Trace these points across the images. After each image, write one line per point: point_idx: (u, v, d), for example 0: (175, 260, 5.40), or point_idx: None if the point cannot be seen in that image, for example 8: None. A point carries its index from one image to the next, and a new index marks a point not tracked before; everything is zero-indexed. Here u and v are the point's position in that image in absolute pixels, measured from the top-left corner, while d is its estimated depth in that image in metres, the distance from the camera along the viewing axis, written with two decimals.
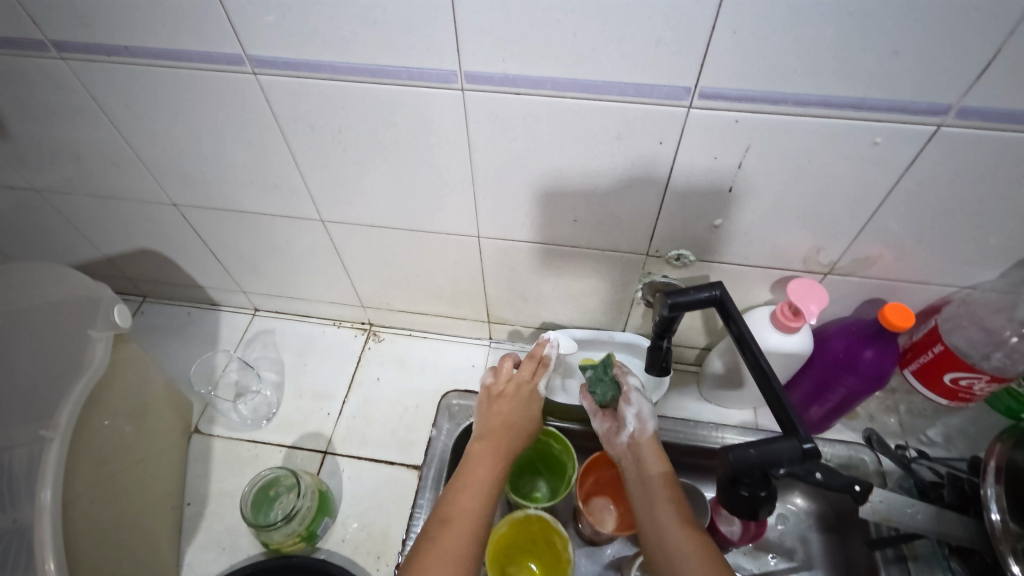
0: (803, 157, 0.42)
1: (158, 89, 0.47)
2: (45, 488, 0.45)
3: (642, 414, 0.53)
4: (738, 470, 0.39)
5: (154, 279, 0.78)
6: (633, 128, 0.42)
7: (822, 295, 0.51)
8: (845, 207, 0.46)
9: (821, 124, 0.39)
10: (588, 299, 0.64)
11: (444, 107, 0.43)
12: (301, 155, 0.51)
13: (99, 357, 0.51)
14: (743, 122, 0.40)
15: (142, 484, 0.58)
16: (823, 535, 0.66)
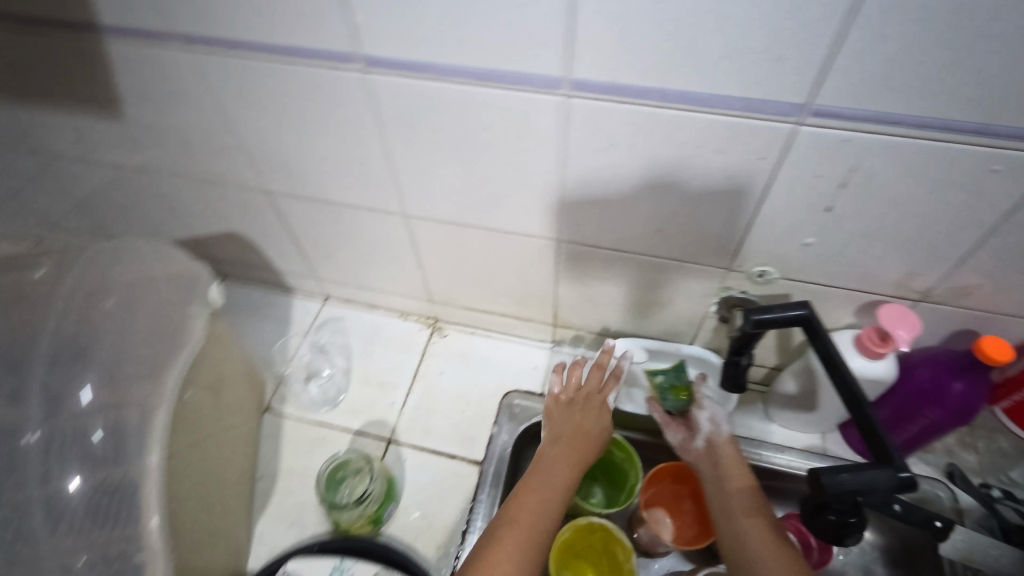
0: (912, 181, 0.41)
1: (272, 81, 0.50)
2: (153, 452, 0.47)
3: (717, 418, 0.55)
4: (832, 496, 0.39)
5: (236, 260, 0.82)
6: (734, 141, 0.42)
7: (914, 323, 0.49)
8: (949, 234, 0.44)
9: (937, 147, 0.38)
10: (660, 309, 0.64)
11: (546, 111, 0.44)
12: (395, 151, 0.53)
13: (197, 332, 0.54)
14: (852, 141, 0.39)
15: (222, 454, 0.61)
16: (887, 569, 0.64)
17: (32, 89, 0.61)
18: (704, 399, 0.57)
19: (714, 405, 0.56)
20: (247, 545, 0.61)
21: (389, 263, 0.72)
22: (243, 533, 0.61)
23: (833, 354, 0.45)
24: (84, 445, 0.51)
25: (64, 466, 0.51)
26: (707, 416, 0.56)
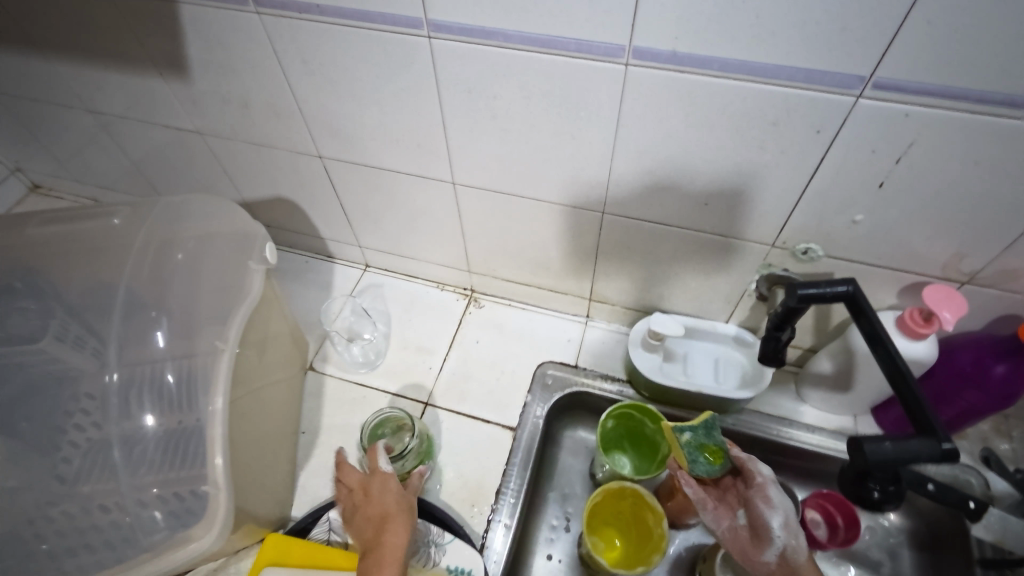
0: (970, 158, 0.41)
1: (336, 46, 0.52)
2: (218, 396, 0.52)
3: (790, 521, 0.48)
4: (875, 468, 0.39)
5: (283, 226, 0.87)
6: (792, 114, 0.42)
7: (960, 306, 0.49)
8: (1005, 214, 0.44)
9: (1000, 123, 0.38)
10: (696, 286, 0.65)
11: (606, 81, 0.45)
12: (450, 118, 0.55)
13: (256, 286, 0.60)
14: (912, 116, 0.39)
15: (270, 407, 0.64)
16: (915, 553, 0.65)
17: (104, 50, 0.64)
18: (772, 495, 0.49)
19: (779, 496, 0.49)
20: (291, 494, 0.64)
21: (431, 232, 0.75)
22: (287, 481, 0.64)
23: (878, 329, 0.46)
24: (156, 382, 0.53)
25: (133, 406, 0.53)
26: (781, 521, 0.47)
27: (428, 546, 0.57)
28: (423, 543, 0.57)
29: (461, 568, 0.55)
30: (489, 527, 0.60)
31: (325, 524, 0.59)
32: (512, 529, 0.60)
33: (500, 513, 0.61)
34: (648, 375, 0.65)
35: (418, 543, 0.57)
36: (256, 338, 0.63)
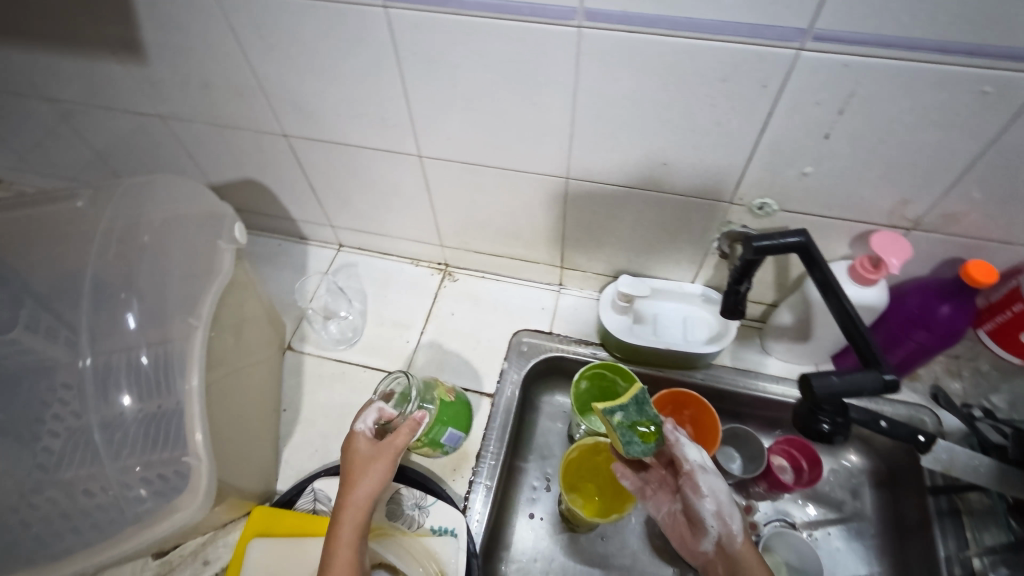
0: (907, 106, 0.43)
1: (292, 19, 0.52)
2: (193, 376, 0.51)
3: (721, 509, 0.51)
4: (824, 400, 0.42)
5: (254, 209, 0.86)
6: (740, 69, 0.44)
7: (905, 250, 0.52)
8: (942, 159, 0.46)
9: (933, 70, 0.40)
10: (662, 248, 0.67)
11: (561, 43, 0.46)
12: (412, 89, 0.56)
13: (227, 266, 0.58)
14: (852, 66, 0.41)
15: (248, 387, 0.65)
16: (875, 490, 0.69)
17: (54, 32, 0.62)
18: (700, 489, 0.52)
19: (709, 484, 0.52)
20: (275, 469, 0.66)
21: (402, 207, 0.76)
22: (271, 456, 0.65)
23: (829, 278, 0.50)
24: (133, 365, 0.54)
25: (111, 385, 0.54)
26: (710, 513, 0.51)
27: (413, 509, 0.59)
28: (408, 506, 0.59)
29: (445, 526, 0.57)
30: (471, 488, 0.62)
31: (310, 495, 0.59)
32: (492, 490, 0.62)
33: (481, 475, 0.63)
34: (617, 335, 0.68)
35: (404, 506, 0.59)
36: (230, 319, 0.63)
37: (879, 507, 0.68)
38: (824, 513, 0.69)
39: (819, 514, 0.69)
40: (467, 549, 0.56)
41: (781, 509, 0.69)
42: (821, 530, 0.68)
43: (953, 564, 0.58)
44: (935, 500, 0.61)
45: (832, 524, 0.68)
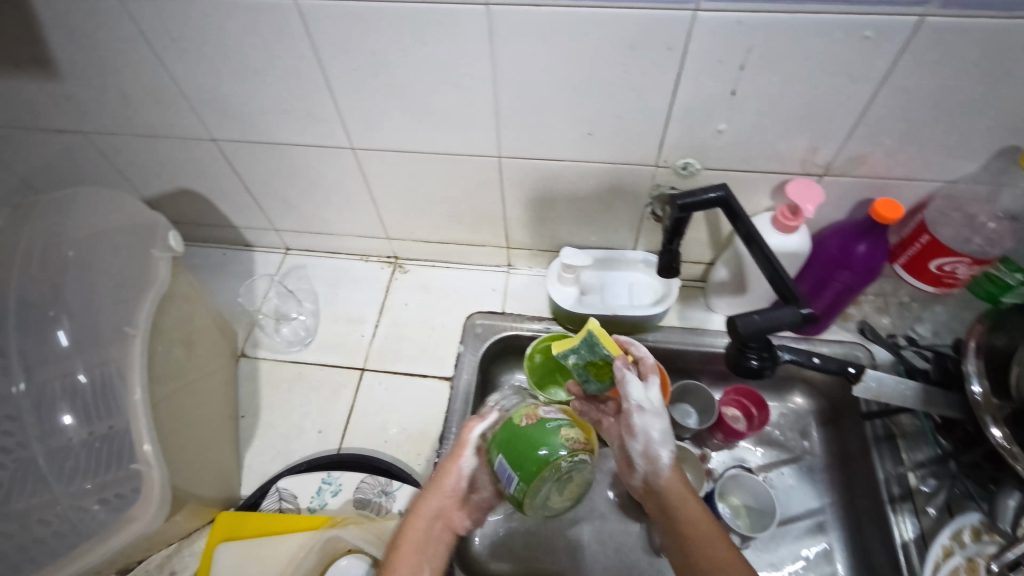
0: (801, 57, 0.46)
1: (201, 18, 0.52)
2: (136, 388, 0.51)
3: (651, 447, 0.55)
4: (748, 337, 0.45)
5: (192, 221, 0.85)
6: (644, 34, 0.46)
7: (818, 195, 0.56)
8: (840, 105, 0.50)
9: (818, 20, 0.43)
10: (599, 218, 0.70)
11: (472, 22, 0.47)
12: (335, 80, 0.56)
13: (163, 274, 0.57)
14: (745, 23, 0.44)
15: (200, 399, 0.64)
16: (822, 428, 0.74)
17: None
18: (636, 430, 0.55)
19: (645, 426, 0.55)
20: (239, 475, 0.66)
21: (343, 203, 0.76)
22: (232, 462, 0.65)
23: (751, 230, 0.53)
24: (70, 387, 0.56)
25: (53, 406, 0.56)
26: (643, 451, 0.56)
27: (380, 496, 0.61)
28: (374, 494, 0.61)
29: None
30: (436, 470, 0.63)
31: (275, 495, 0.61)
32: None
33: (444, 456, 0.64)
34: (567, 306, 0.70)
35: (371, 494, 0.61)
36: (174, 331, 0.63)
37: (826, 443, 0.72)
38: (776, 454, 0.73)
39: (772, 456, 0.73)
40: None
41: (738, 456, 0.73)
42: (775, 471, 0.72)
43: (891, 483, 0.62)
44: (872, 426, 0.65)
45: (783, 464, 0.72)
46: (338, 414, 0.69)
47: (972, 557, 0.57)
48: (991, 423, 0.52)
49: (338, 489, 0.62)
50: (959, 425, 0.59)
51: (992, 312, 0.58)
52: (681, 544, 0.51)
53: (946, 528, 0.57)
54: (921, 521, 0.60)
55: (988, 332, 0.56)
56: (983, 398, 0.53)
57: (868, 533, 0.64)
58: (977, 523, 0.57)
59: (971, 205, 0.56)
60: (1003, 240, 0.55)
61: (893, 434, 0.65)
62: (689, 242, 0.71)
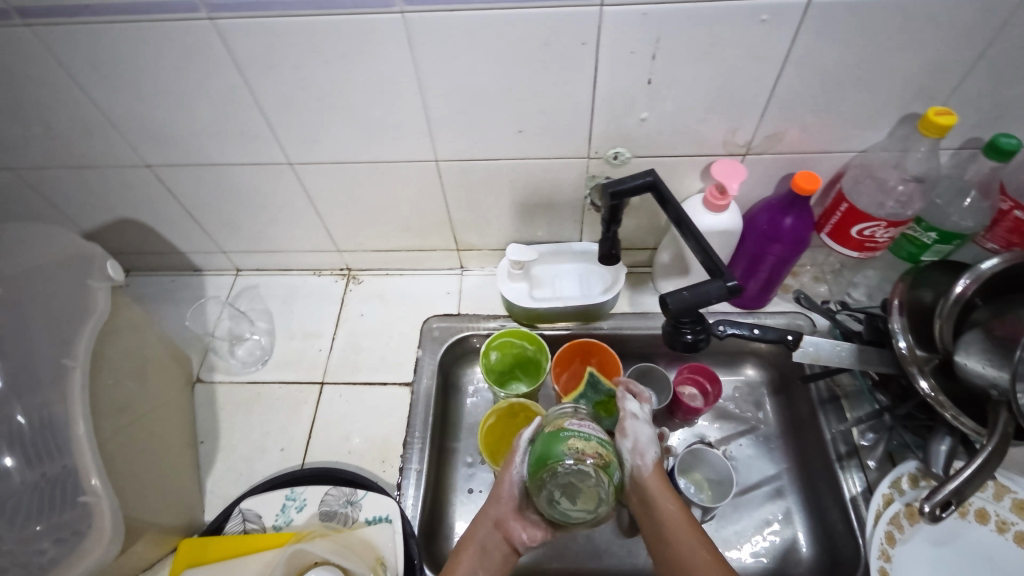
0: (708, 47, 0.49)
1: (116, 44, 0.51)
2: (78, 422, 0.53)
3: (637, 445, 0.57)
4: (679, 313, 0.51)
5: (135, 251, 0.83)
6: (558, 31, 0.47)
7: (742, 172, 0.59)
8: (751, 87, 0.53)
9: (719, 10, 0.45)
10: (539, 218, 0.73)
11: (389, 29, 0.48)
12: (263, 97, 0.56)
13: (103, 302, 0.59)
14: (650, 15, 0.46)
15: (157, 431, 0.65)
16: (774, 397, 0.77)
17: None
18: (625, 431, 0.58)
19: (635, 428, 0.58)
20: (201, 501, 0.67)
21: (289, 220, 0.76)
22: (194, 487, 0.67)
23: (680, 213, 0.56)
24: (13, 430, 0.57)
25: None
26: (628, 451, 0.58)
27: (346, 507, 0.62)
28: (340, 505, 0.62)
29: (380, 515, 0.60)
30: (402, 475, 0.66)
31: (238, 517, 0.62)
32: (422, 472, 0.65)
33: (409, 461, 0.66)
34: (515, 301, 0.71)
35: (337, 506, 0.62)
36: (122, 362, 0.64)
37: (779, 412, 0.76)
38: (730, 427, 0.76)
39: (729, 429, 0.76)
40: (403, 531, 0.59)
41: (697, 432, 0.76)
42: (733, 443, 0.75)
43: (838, 441, 0.66)
44: (817, 390, 0.70)
45: (736, 437, 0.75)
46: (298, 434, 0.71)
47: (911, 502, 0.61)
48: (917, 375, 0.55)
49: (302, 504, 0.62)
50: (893, 380, 0.62)
51: (914, 269, 0.60)
52: (657, 534, 0.55)
53: (886, 478, 0.61)
54: (867, 475, 0.64)
55: (910, 290, 0.58)
56: (908, 351, 0.55)
57: (820, 491, 0.68)
58: (914, 470, 0.62)
59: (880, 170, 0.61)
60: (913, 202, 0.60)
61: (837, 395, 0.70)
62: (632, 230, 0.75)
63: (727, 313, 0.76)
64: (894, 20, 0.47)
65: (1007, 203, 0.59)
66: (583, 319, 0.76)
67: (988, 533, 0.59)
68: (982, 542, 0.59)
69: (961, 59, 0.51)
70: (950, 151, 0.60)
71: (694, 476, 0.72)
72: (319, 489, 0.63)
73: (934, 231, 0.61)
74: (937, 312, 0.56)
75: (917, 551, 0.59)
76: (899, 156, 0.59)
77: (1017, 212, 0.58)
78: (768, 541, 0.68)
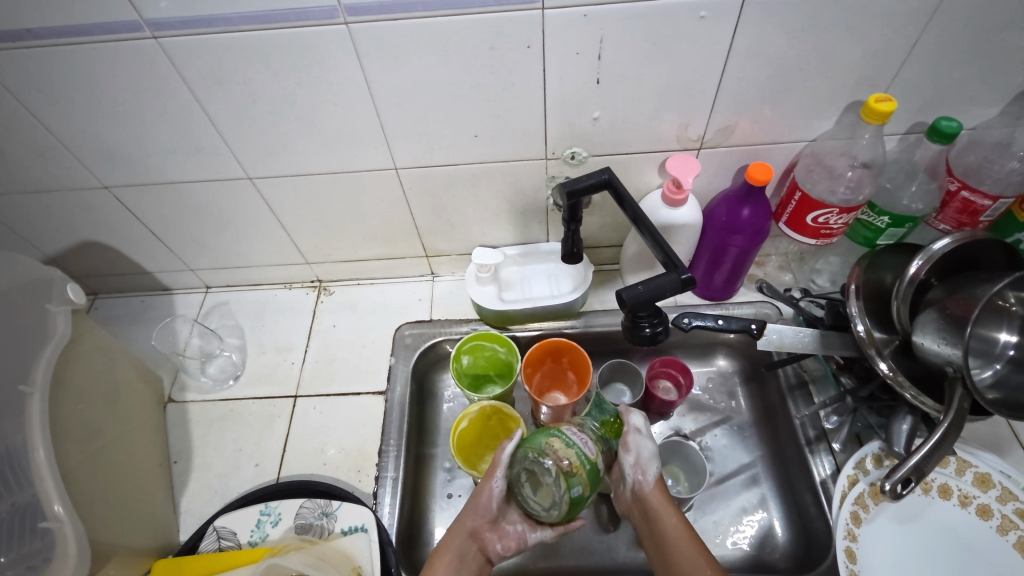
0: (651, 40, 0.56)
1: (81, 61, 0.56)
2: (39, 448, 0.56)
3: (641, 461, 0.61)
4: (635, 306, 0.61)
5: (102, 272, 0.88)
6: (504, 34, 0.55)
7: (694, 168, 0.68)
8: (696, 77, 0.60)
9: (653, 7, 0.53)
10: (506, 214, 0.82)
11: (334, 41, 0.55)
12: (213, 107, 0.62)
13: (61, 327, 0.62)
14: (590, 16, 0.53)
15: (128, 452, 0.69)
16: (747, 386, 0.79)
17: None
18: (630, 446, 0.62)
19: (639, 443, 0.62)
20: (176, 522, 0.73)
21: (257, 235, 0.83)
22: (166, 510, 0.72)
23: (639, 213, 0.66)
24: None
25: None
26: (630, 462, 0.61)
27: (321, 518, 0.69)
28: (316, 517, 0.69)
29: (354, 525, 0.68)
30: (380, 482, 0.74)
31: (214, 535, 0.69)
32: (397, 479, 0.74)
33: (386, 469, 0.74)
34: (483, 305, 0.82)
35: (312, 518, 0.69)
36: (96, 388, 0.67)
37: (752, 400, 0.77)
38: (704, 418, 0.77)
39: (704, 420, 0.77)
40: (378, 539, 0.67)
41: (674, 423, 0.77)
42: (709, 433, 0.76)
43: (807, 426, 0.68)
44: (784, 376, 0.71)
45: (712, 428, 0.76)
46: (272, 448, 0.78)
47: (874, 482, 0.62)
48: (875, 357, 0.56)
49: (278, 518, 0.70)
50: (857, 362, 0.63)
51: (870, 252, 0.61)
52: (658, 542, 0.58)
53: (851, 459, 0.62)
54: (835, 457, 0.65)
55: (865, 272, 0.59)
56: (865, 334, 0.57)
57: (793, 476, 0.69)
58: (878, 450, 0.63)
59: (832, 158, 0.68)
60: (863, 186, 0.67)
61: (804, 380, 0.71)
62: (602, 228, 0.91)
63: (696, 305, 0.83)
64: (817, 12, 0.54)
65: (954, 184, 0.66)
66: (558, 318, 0.87)
67: (951, 508, 0.61)
68: (946, 518, 0.61)
69: (895, 47, 0.57)
70: (897, 134, 0.66)
71: (670, 468, 0.73)
72: (293, 502, 0.70)
73: (887, 215, 0.68)
74: (895, 294, 0.56)
75: (882, 530, 0.60)
76: (848, 143, 0.67)
77: (964, 192, 0.65)
78: (746, 530, 0.69)
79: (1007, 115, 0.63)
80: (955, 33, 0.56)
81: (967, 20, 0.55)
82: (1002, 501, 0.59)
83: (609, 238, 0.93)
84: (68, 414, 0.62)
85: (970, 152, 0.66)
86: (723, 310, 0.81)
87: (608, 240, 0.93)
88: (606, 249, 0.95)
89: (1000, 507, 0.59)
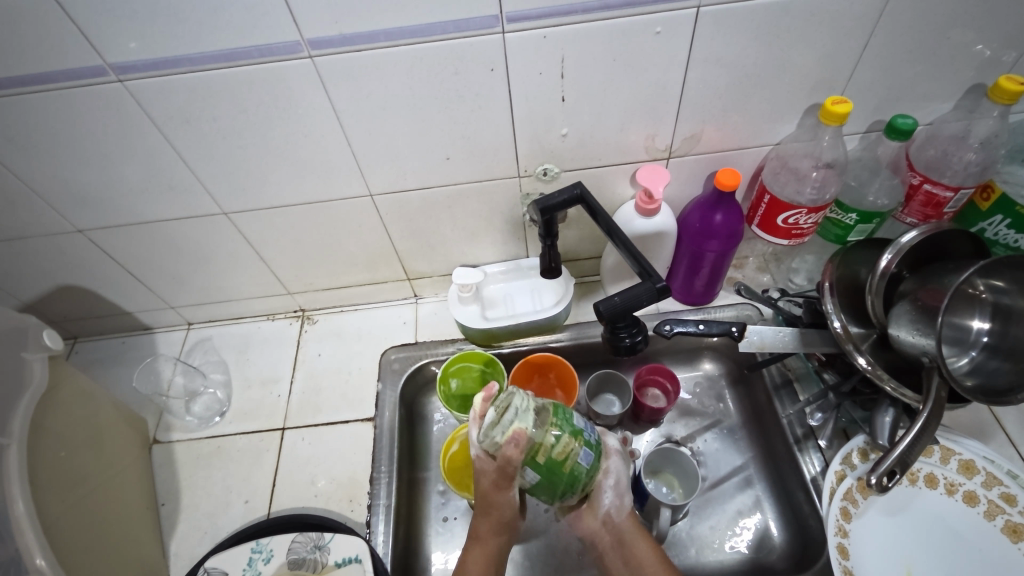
0: (610, 55, 0.65)
1: (57, 112, 0.65)
2: (17, 500, 0.61)
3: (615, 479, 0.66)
4: (611, 316, 0.66)
5: (85, 315, 1.00)
6: (469, 62, 0.64)
7: (664, 177, 0.79)
8: (657, 91, 0.71)
9: (613, 25, 0.62)
10: (481, 224, 0.89)
11: (299, 70, 0.63)
12: (159, 120, 0.68)
13: (38, 375, 0.68)
14: (549, 37, 0.63)
15: (115, 495, 0.76)
16: (733, 388, 0.93)
17: None
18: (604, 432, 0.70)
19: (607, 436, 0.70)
20: (165, 565, 0.79)
21: (234, 267, 0.94)
22: (155, 553, 0.79)
23: (613, 227, 0.74)
24: None
25: None
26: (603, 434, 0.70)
27: (314, 552, 0.73)
28: (310, 551, 0.73)
29: (347, 556, 0.71)
30: (373, 511, 0.78)
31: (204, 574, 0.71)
32: (389, 507, 0.78)
33: (379, 496, 0.79)
34: (465, 319, 0.89)
35: (304, 552, 0.73)
36: (73, 431, 0.73)
37: (740, 401, 0.91)
38: (698, 422, 0.91)
39: (694, 425, 0.90)
40: (373, 569, 0.70)
41: (667, 430, 0.90)
42: (701, 438, 0.89)
43: (795, 424, 0.81)
44: (771, 377, 0.85)
45: (702, 432, 0.89)
46: (260, 485, 0.85)
47: (860, 476, 0.73)
48: (853, 351, 0.67)
49: (269, 555, 0.73)
50: (838, 358, 0.75)
51: (840, 251, 0.73)
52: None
53: (838, 456, 0.74)
54: (823, 454, 0.78)
55: (835, 269, 0.71)
56: (842, 330, 0.68)
57: (785, 477, 0.81)
58: (866, 445, 0.75)
59: (797, 162, 0.80)
60: (829, 186, 0.79)
61: (788, 378, 0.85)
62: (580, 244, 0.96)
63: (678, 311, 0.95)
64: (768, 23, 0.64)
65: (917, 178, 0.79)
66: (544, 331, 0.93)
67: (940, 496, 0.73)
68: (939, 506, 0.73)
69: (850, 50, 0.68)
70: (857, 134, 0.79)
71: (664, 475, 0.82)
72: (287, 538, 0.74)
73: (854, 213, 0.81)
74: (870, 288, 0.69)
75: (872, 520, 0.73)
76: (808, 148, 0.79)
77: (926, 185, 0.78)
78: (743, 533, 0.81)
79: (961, 109, 0.76)
80: (885, 49, 0.69)
81: (896, 42, 0.68)
82: (987, 486, 0.71)
83: (588, 251, 0.98)
84: (50, 462, 0.67)
85: (929, 147, 0.80)
86: (707, 314, 0.93)
87: (587, 252, 0.98)
88: (586, 262, 1.01)
89: (987, 492, 0.71)
